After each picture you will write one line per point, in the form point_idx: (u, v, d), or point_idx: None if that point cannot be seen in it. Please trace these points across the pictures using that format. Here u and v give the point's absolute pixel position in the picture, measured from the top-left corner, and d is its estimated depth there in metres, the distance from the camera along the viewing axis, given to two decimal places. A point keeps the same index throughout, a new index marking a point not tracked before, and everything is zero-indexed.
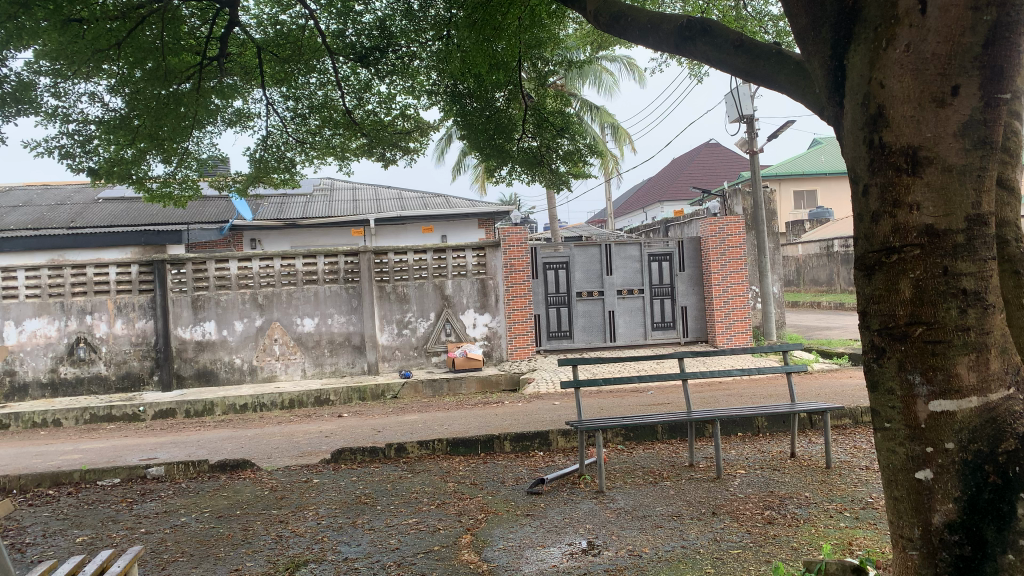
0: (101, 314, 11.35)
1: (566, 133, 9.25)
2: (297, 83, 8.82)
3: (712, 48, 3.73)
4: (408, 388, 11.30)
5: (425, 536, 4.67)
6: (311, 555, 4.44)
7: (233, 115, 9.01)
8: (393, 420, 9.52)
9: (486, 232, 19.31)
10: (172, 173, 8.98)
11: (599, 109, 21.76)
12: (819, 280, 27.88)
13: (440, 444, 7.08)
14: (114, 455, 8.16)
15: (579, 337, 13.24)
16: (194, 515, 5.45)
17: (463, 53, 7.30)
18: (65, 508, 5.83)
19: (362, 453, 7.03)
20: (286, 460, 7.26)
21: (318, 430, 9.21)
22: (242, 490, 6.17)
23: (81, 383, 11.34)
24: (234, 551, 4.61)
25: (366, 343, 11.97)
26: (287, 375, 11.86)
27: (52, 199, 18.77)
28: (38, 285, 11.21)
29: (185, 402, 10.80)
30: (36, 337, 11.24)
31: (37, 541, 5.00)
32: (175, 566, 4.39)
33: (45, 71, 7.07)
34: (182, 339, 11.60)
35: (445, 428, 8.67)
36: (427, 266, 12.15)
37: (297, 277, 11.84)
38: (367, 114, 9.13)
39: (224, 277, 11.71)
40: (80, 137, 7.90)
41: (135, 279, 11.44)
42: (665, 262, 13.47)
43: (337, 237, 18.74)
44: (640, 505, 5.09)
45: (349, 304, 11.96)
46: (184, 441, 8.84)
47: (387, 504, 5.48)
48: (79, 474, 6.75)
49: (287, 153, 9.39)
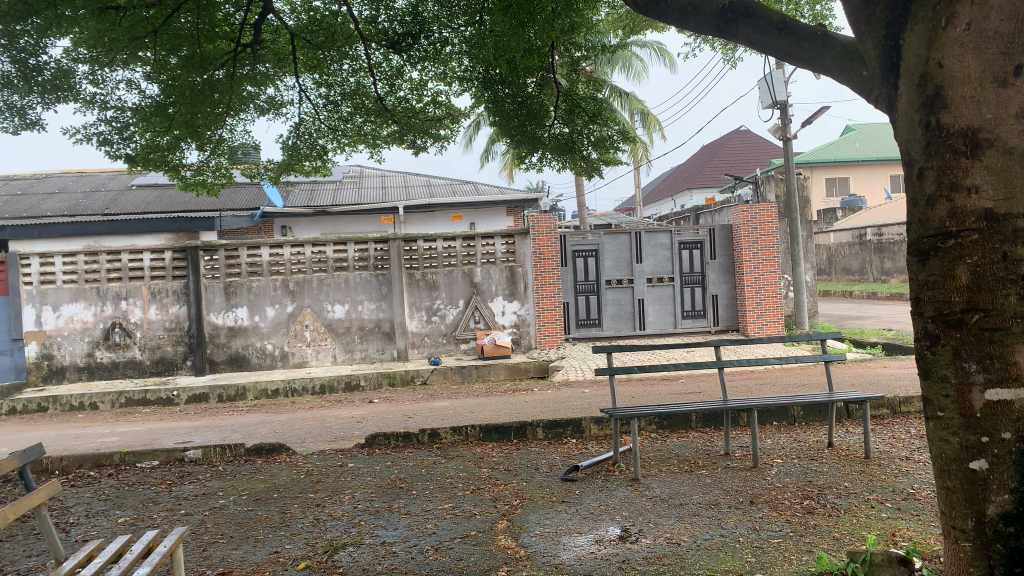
0: (136, 300, 11.52)
1: (599, 119, 9.13)
2: (329, 71, 8.82)
3: (755, 31, 3.67)
4: (437, 374, 11.32)
5: (462, 521, 4.68)
6: (349, 538, 4.47)
7: (265, 103, 9.04)
8: (423, 406, 9.57)
9: (515, 220, 19.32)
10: (206, 160, 9.07)
11: (629, 95, 21.59)
12: (851, 269, 27.54)
13: (473, 429, 7.10)
14: (150, 438, 8.29)
15: (608, 325, 13.22)
16: (233, 498, 5.52)
17: (496, 39, 7.26)
18: (106, 489, 5.94)
19: (396, 438, 7.09)
20: (321, 445, 7.32)
21: (349, 415, 9.30)
22: (279, 473, 6.25)
23: (117, 367, 11.53)
24: (273, 533, 4.66)
25: (395, 330, 12.03)
26: (317, 361, 11.96)
27: (87, 186, 19.08)
28: (75, 271, 11.41)
29: (218, 387, 10.94)
30: (73, 322, 11.44)
31: (80, 520, 5.09)
32: (216, 548, 4.45)
33: (84, 58, 7.15)
34: (215, 325, 11.73)
35: (475, 414, 8.72)
36: (456, 254, 12.15)
37: (327, 264, 11.90)
38: (399, 101, 9.16)
39: (256, 263, 11.80)
40: (117, 124, 8.03)
41: (169, 265, 11.59)
42: (696, 249, 13.35)
43: (365, 224, 18.87)
44: (677, 493, 5.05)
45: (379, 290, 12.02)
46: (219, 425, 8.95)
47: (422, 488, 5.52)
48: (119, 456, 6.87)
49: (319, 141, 9.41)
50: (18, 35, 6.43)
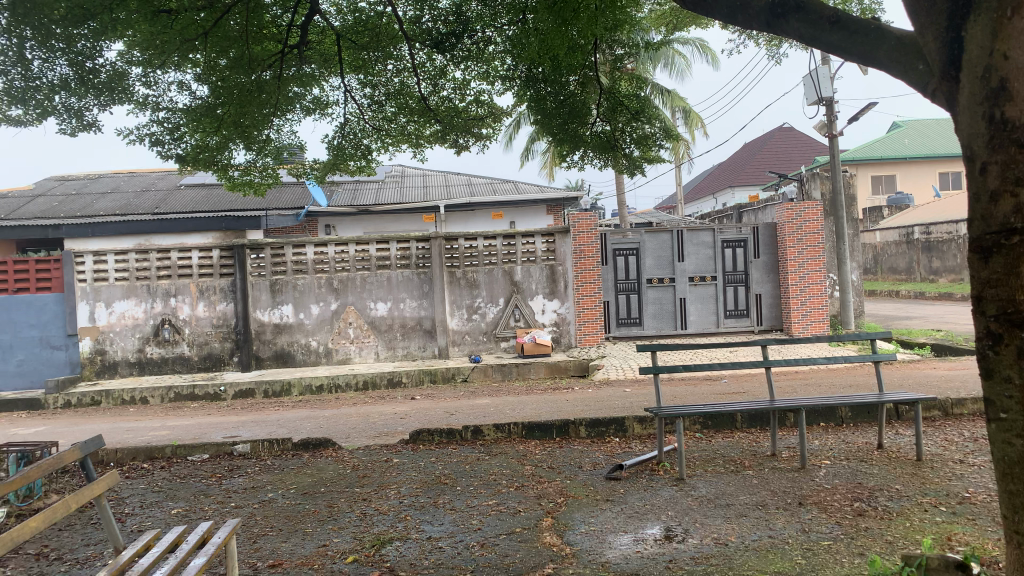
0: (185, 297, 11.77)
1: (643, 117, 9.05)
2: (374, 71, 8.91)
3: (806, 25, 3.61)
4: (477, 372, 11.36)
5: (507, 518, 4.69)
6: (396, 533, 4.51)
7: (311, 103, 9.16)
8: (465, 403, 9.61)
9: (555, 218, 19.33)
10: (253, 161, 9.23)
11: (671, 93, 21.42)
12: (898, 268, 26.98)
13: (515, 427, 7.12)
14: (199, 432, 8.46)
15: (649, 324, 13.12)
16: (281, 491, 5.61)
17: (539, 37, 7.26)
18: (159, 481, 6.09)
19: (439, 435, 7.14)
20: (366, 440, 7.40)
21: (391, 412, 9.38)
22: (325, 467, 6.33)
23: (166, 363, 11.78)
24: (321, 527, 4.73)
25: (436, 328, 12.10)
26: (360, 358, 12.09)
27: (137, 186, 19.53)
28: (126, 269, 11.69)
29: (263, 383, 11.12)
30: (124, 318, 11.72)
31: (135, 511, 5.23)
32: (266, 540, 4.53)
33: (137, 61, 7.31)
34: (261, 322, 11.93)
35: (517, 412, 8.74)
36: (497, 252, 12.17)
37: (370, 263, 12.02)
38: (442, 100, 9.18)
39: (301, 261, 11.96)
40: (169, 125, 8.20)
41: (217, 263, 11.81)
42: (739, 248, 13.18)
43: (407, 223, 19.00)
44: (723, 494, 5.01)
45: (420, 289, 12.10)
46: (265, 420, 9.10)
47: (466, 485, 5.55)
48: (171, 449, 7.03)
49: (364, 141, 9.51)
50: (75, 39, 6.61)
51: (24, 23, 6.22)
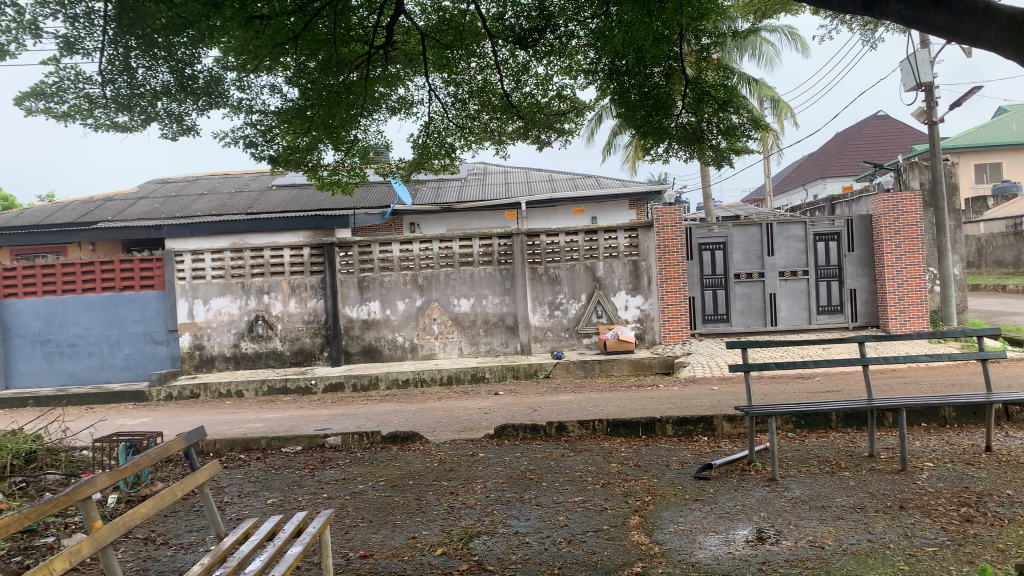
0: (277, 294, 12.17)
1: (731, 107, 8.76)
2: (457, 69, 9.00)
3: (907, 7, 3.44)
4: (560, 368, 11.33)
5: (593, 515, 4.66)
6: (483, 527, 4.54)
7: (396, 103, 9.31)
8: (549, 399, 9.60)
9: (638, 213, 19.14)
10: (341, 161, 9.44)
11: (758, 82, 20.85)
12: (1004, 261, 25.53)
13: (601, 424, 7.08)
14: (292, 424, 8.73)
15: (737, 320, 12.79)
16: (371, 483, 5.73)
17: (623, 29, 7.16)
18: (256, 471, 6.32)
19: (524, 430, 7.15)
20: (451, 434, 7.49)
21: (476, 407, 9.46)
22: (413, 460, 6.44)
23: (260, 357, 12.21)
24: (410, 519, 4.80)
25: (519, 324, 12.13)
26: (444, 353, 12.24)
27: (232, 187, 20.30)
28: (223, 267, 12.16)
29: (352, 376, 11.39)
30: (221, 315, 12.20)
31: (234, 500, 5.44)
32: (357, 531, 4.63)
33: (232, 66, 7.57)
34: (350, 318, 12.22)
35: (601, 409, 8.68)
36: (580, 248, 12.11)
37: (453, 259, 12.14)
38: (525, 97, 9.14)
39: (387, 259, 12.19)
40: (262, 127, 8.48)
41: (308, 261, 12.15)
42: (833, 241, 12.72)
43: (489, 220, 19.11)
44: (818, 495, 4.84)
45: (503, 285, 12.16)
46: (354, 414, 9.32)
47: (552, 481, 5.53)
48: (266, 441, 7.28)
49: (447, 139, 9.62)
50: (176, 47, 6.91)
51: (129, 33, 6.56)
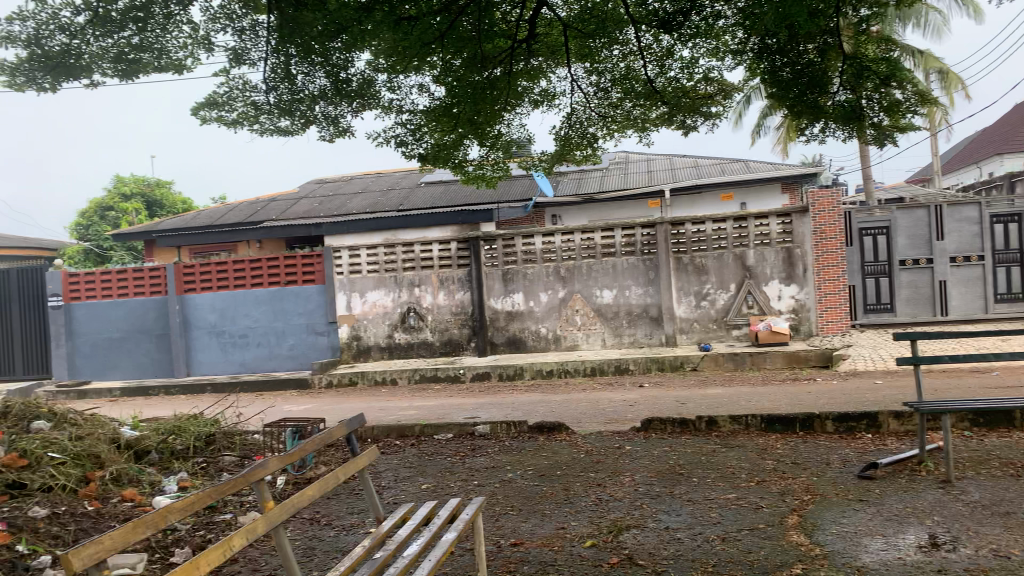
0: (427, 287, 12.57)
1: (894, 81, 8.11)
2: (600, 58, 8.91)
3: None
4: (708, 360, 11.02)
5: (748, 513, 4.50)
6: (632, 520, 4.49)
7: (539, 95, 9.35)
8: (697, 392, 9.36)
9: (790, 197, 18.32)
10: (486, 156, 9.60)
11: (924, 53, 19.35)
12: None
13: (754, 419, 6.82)
14: (443, 412, 9.00)
15: (902, 310, 11.98)
16: (520, 472, 5.81)
17: (773, 8, 6.84)
18: (410, 458, 6.56)
19: (672, 424, 7.01)
20: (598, 426, 7.46)
21: (622, 398, 9.38)
22: (561, 451, 6.46)
23: (411, 348, 12.67)
24: (559, 509, 4.83)
25: (664, 315, 11.91)
26: (588, 345, 12.22)
27: (384, 185, 21.19)
28: (376, 261, 12.71)
29: (498, 367, 11.59)
30: (375, 307, 12.75)
31: (390, 485, 5.68)
32: (508, 519, 4.71)
33: (382, 68, 7.88)
34: (495, 309, 12.43)
35: (753, 403, 8.36)
36: (727, 236, 11.70)
37: (596, 250, 12.08)
38: (670, 81, 8.88)
39: (531, 251, 12.28)
40: (412, 126, 8.80)
41: (455, 254, 12.50)
42: (1013, 223, 11.68)
43: (632, 210, 18.79)
44: (1001, 500, 4.43)
45: (647, 275, 11.97)
46: (502, 403, 9.48)
47: (703, 476, 5.39)
48: (419, 428, 7.54)
49: (589, 129, 9.59)
50: (331, 52, 7.23)
51: (289, 43, 6.94)
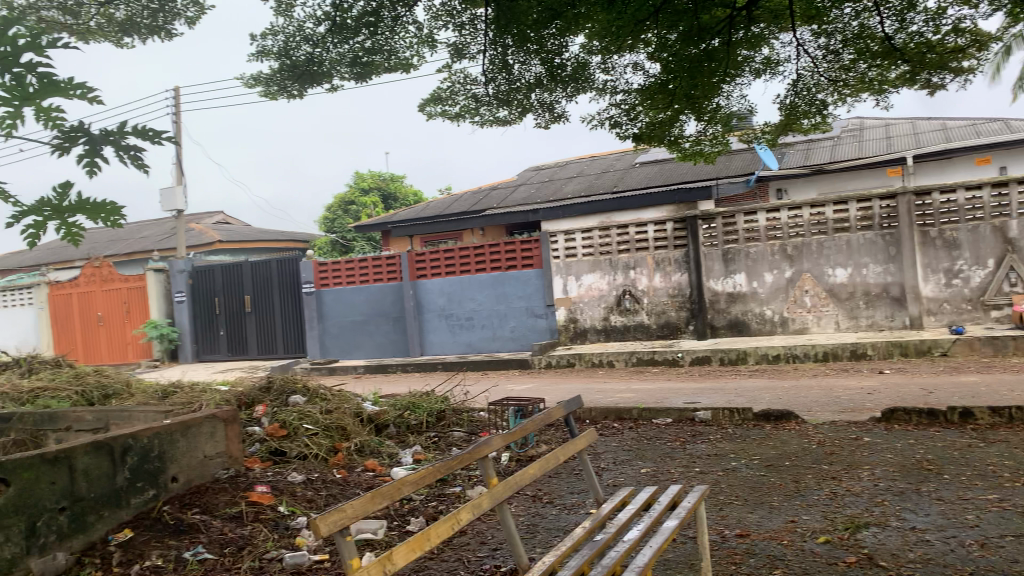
0: (643, 269, 12.42)
1: None
2: (829, 18, 8.16)
3: None
4: (961, 345, 9.90)
5: (1013, 518, 3.98)
6: (873, 518, 4.14)
7: (760, 64, 8.80)
8: (947, 380, 8.46)
9: None
10: (704, 131, 9.22)
11: None
12: None
13: (1019, 412, 6.05)
14: (662, 396, 8.89)
15: None
16: (745, 461, 5.58)
17: None
18: (630, 441, 6.55)
19: (918, 415, 6.39)
20: (831, 415, 6.98)
21: (857, 386, 8.72)
22: (789, 440, 6.13)
23: (628, 330, 12.64)
24: (788, 501, 4.58)
25: (907, 295, 10.88)
26: (819, 328, 11.47)
27: (599, 167, 21.24)
28: (592, 244, 12.78)
29: (719, 350, 11.21)
30: (592, 290, 12.83)
31: (610, 467, 5.71)
32: (732, 508, 4.55)
33: (596, 50, 7.82)
34: (714, 291, 12.04)
35: (1018, 394, 7.39)
36: (983, 205, 10.39)
37: (826, 226, 11.28)
38: (912, 37, 7.92)
39: (753, 229, 11.73)
40: (627, 106, 8.69)
41: (671, 235, 12.22)
42: None
43: (868, 179, 17.31)
44: None
45: (887, 252, 10.95)
46: (723, 388, 9.18)
47: (956, 475, 4.85)
48: (638, 411, 7.50)
49: (818, 96, 8.82)
50: (545, 39, 7.27)
51: (506, 32, 7.12)
